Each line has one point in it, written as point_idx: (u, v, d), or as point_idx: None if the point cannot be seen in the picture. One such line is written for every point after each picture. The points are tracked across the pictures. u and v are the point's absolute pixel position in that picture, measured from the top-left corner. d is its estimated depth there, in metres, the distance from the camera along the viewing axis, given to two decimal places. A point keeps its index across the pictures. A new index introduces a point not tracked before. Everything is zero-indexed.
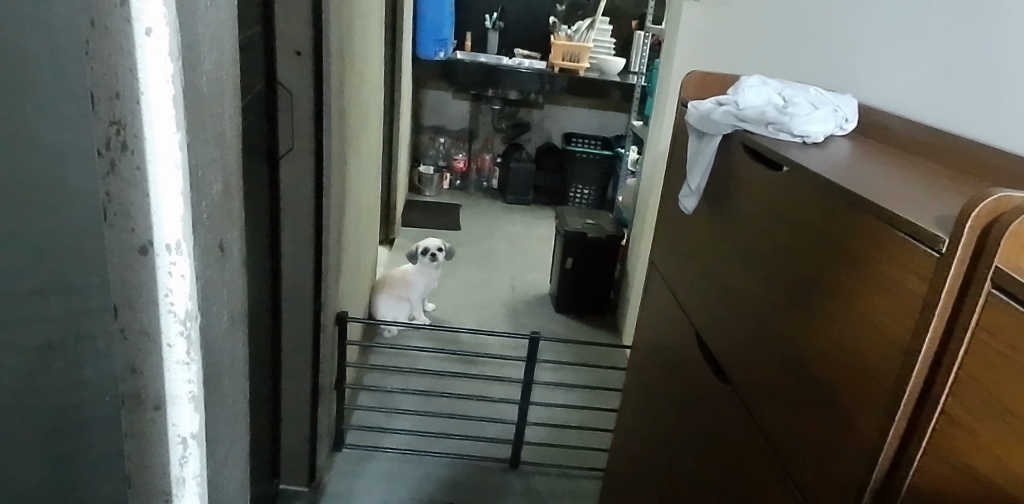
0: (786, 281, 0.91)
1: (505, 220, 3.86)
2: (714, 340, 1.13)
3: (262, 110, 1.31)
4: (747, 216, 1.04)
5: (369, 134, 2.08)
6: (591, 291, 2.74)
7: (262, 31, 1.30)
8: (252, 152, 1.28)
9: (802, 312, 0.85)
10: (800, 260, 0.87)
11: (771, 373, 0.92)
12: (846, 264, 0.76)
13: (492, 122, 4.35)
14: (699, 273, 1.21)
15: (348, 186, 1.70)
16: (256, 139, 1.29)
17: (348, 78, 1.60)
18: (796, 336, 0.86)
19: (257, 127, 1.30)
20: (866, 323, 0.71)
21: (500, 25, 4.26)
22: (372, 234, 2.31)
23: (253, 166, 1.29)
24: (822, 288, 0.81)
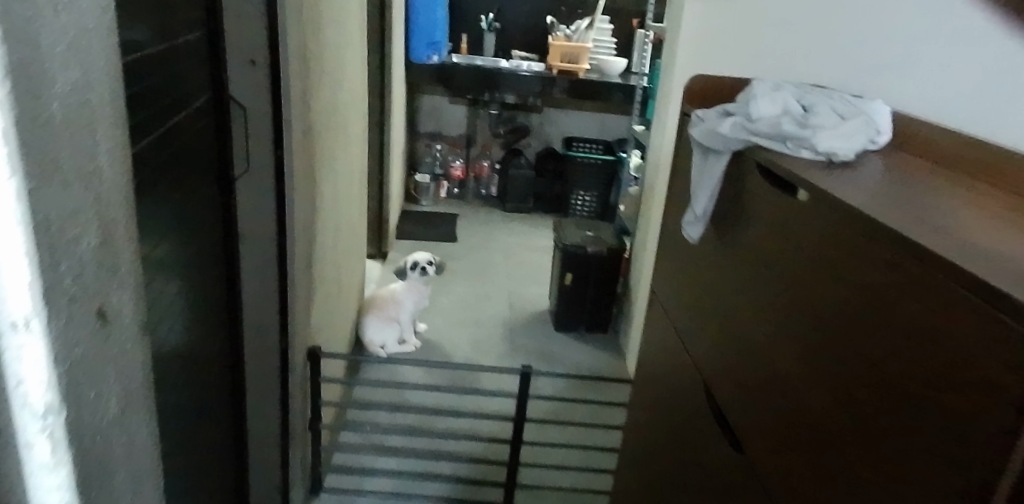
0: (799, 317, 0.77)
1: (504, 230, 3.71)
2: (721, 387, 0.98)
3: (208, 128, 1.16)
4: (759, 246, 0.89)
5: (348, 147, 1.93)
6: (593, 308, 2.59)
7: (208, 38, 1.14)
8: (194, 175, 1.12)
9: (822, 367, 0.70)
10: (813, 284, 0.74)
11: (775, 409, 0.81)
12: (871, 296, 0.62)
13: (490, 128, 4.21)
14: (705, 299, 1.06)
15: (320, 208, 1.55)
16: (199, 159, 1.14)
17: (317, 89, 1.45)
18: (814, 396, 0.71)
19: (200, 147, 1.14)
20: (887, 369, 0.58)
21: (497, 26, 4.11)
22: (356, 253, 2.17)
23: (195, 191, 1.14)
24: (842, 321, 0.67)
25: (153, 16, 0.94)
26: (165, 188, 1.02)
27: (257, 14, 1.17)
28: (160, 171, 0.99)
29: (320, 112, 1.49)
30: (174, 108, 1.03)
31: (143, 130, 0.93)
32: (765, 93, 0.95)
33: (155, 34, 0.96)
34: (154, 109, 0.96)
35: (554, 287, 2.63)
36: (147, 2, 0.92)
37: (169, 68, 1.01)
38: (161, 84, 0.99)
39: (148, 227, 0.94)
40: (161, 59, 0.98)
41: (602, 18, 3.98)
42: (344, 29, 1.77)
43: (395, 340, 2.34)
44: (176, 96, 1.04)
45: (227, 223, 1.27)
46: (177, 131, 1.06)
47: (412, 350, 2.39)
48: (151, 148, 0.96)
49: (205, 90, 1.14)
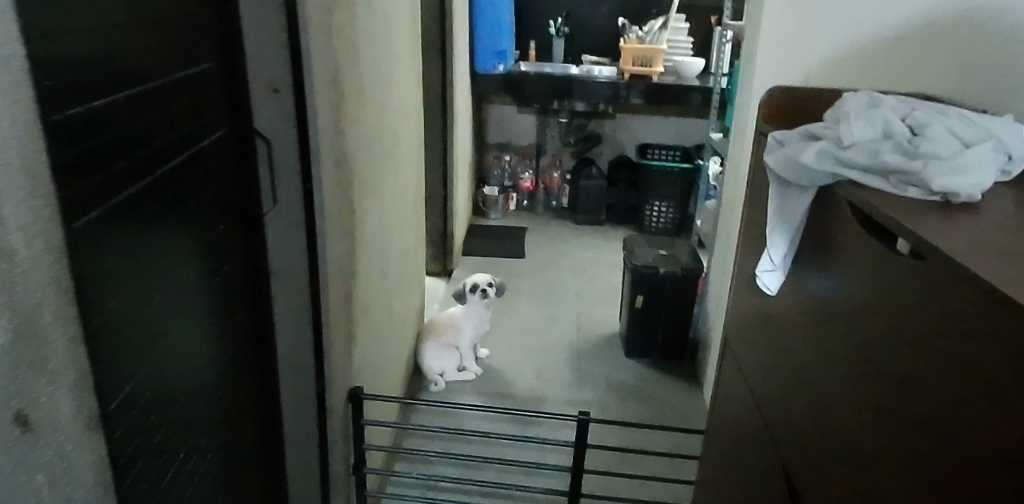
0: (849, 356, 0.72)
1: (574, 244, 3.56)
2: (778, 436, 0.91)
3: (230, 161, 1.09)
4: (821, 291, 0.79)
5: (398, 170, 1.85)
6: (666, 332, 2.39)
7: (229, 69, 1.06)
8: (214, 212, 1.05)
9: (878, 409, 0.65)
10: (864, 322, 0.69)
11: (824, 454, 0.76)
12: (926, 344, 0.58)
13: (560, 136, 4.07)
14: (786, 348, 0.90)
15: (361, 240, 1.46)
16: (221, 193, 1.07)
17: (355, 115, 1.36)
18: (872, 441, 0.66)
19: (222, 181, 1.07)
20: (940, 404, 0.56)
21: (565, 31, 3.96)
22: (411, 278, 2.08)
23: (217, 228, 1.06)
24: (892, 369, 0.63)
25: (163, 44, 0.86)
26: (179, 231, 0.94)
27: (280, 38, 1.08)
28: (175, 211, 0.92)
29: (359, 139, 1.41)
30: (190, 143, 0.95)
31: (153, 170, 0.84)
32: (860, 112, 0.77)
33: (169, 64, 0.88)
34: (168, 146, 0.88)
35: (624, 309, 2.46)
36: (156, 30, 0.84)
37: (186, 99, 0.93)
38: (176, 117, 0.91)
39: (158, 274, 0.87)
40: (176, 91, 0.90)
41: (677, 18, 3.77)
42: (389, 47, 1.68)
43: (455, 367, 2.23)
44: (194, 129, 0.96)
45: (252, 260, 1.19)
46: (196, 165, 0.98)
47: (472, 377, 2.27)
48: (164, 189, 0.88)
49: (227, 119, 1.06)
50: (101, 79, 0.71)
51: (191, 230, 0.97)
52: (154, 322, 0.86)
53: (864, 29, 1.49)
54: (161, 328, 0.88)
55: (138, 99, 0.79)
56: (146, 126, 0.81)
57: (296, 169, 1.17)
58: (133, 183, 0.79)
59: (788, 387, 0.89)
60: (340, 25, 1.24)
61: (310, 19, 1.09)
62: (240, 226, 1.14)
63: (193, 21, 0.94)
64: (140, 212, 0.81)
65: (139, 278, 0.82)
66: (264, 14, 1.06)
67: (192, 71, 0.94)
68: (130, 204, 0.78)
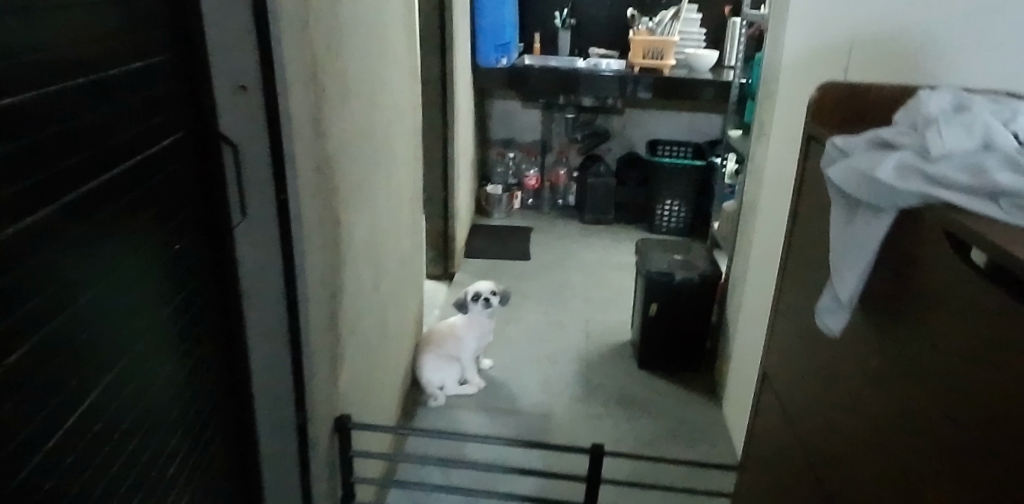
0: (912, 380, 0.63)
1: (581, 245, 3.41)
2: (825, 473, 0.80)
3: (190, 168, 0.91)
4: (895, 324, 0.66)
5: (393, 172, 1.70)
6: (681, 343, 2.24)
7: None
8: (168, 229, 0.87)
9: (945, 441, 0.56)
10: (928, 339, 0.60)
11: (874, 454, 0.68)
12: (993, 343, 0.50)
13: (566, 132, 3.91)
14: (842, 379, 0.77)
15: (349, 252, 1.31)
16: (177, 207, 0.89)
17: (339, 113, 1.21)
18: (937, 476, 0.56)
19: (179, 193, 0.89)
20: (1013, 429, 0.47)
21: (572, 22, 3.80)
22: (409, 287, 1.94)
23: (173, 249, 0.88)
24: (959, 380, 0.55)
25: (96, 25, 0.68)
26: (121, 256, 0.76)
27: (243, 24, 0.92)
28: (114, 234, 0.74)
29: (344, 139, 1.26)
30: (136, 148, 0.77)
31: (84, 185, 0.67)
32: (952, 118, 0.62)
33: (106, 53, 0.70)
34: (105, 154, 0.70)
35: (636, 316, 2.33)
36: (87, 7, 0.66)
37: (131, 94, 0.75)
38: (117, 116, 0.73)
39: (100, 304, 0.72)
40: (116, 85, 0.72)
41: (689, 8, 3.61)
42: (380, 39, 1.53)
43: (456, 380, 2.08)
44: (142, 131, 0.78)
45: (219, 283, 1.01)
46: (146, 176, 0.80)
47: (475, 391, 2.12)
48: (100, 209, 0.70)
49: (186, 118, 0.88)
50: (44, 62, 0.59)
51: (139, 252, 0.80)
52: (96, 362, 0.71)
53: (880, 29, 1.39)
54: (116, 357, 0.76)
55: (58, 95, 0.61)
56: (70, 129, 0.64)
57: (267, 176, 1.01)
58: (52, 203, 0.61)
59: (831, 385, 0.81)
60: (318, 10, 1.08)
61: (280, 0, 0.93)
62: (202, 244, 0.96)
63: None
64: (65, 240, 0.64)
65: (68, 316, 0.65)
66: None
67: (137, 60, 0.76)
68: (47, 232, 0.60)
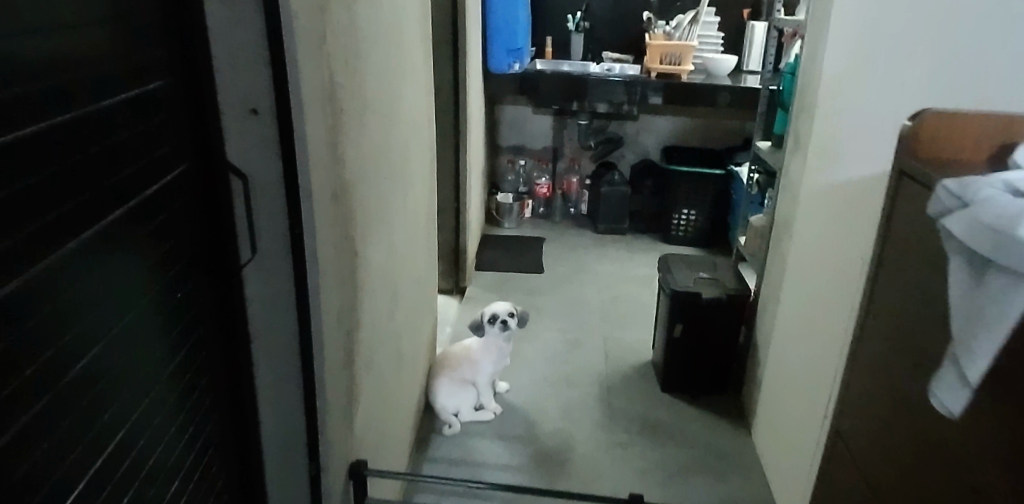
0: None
1: (595, 257, 3.32)
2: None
3: (195, 202, 0.82)
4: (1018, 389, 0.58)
5: (409, 190, 1.60)
6: (706, 365, 2.14)
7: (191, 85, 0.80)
8: (173, 271, 0.78)
9: None
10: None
11: (913, 469, 0.76)
12: None
13: (578, 139, 3.82)
14: (952, 434, 0.69)
15: (366, 283, 1.21)
16: (182, 247, 0.80)
17: (356, 134, 1.11)
18: None
19: (184, 231, 0.80)
20: None
21: (585, 26, 3.70)
22: (424, 309, 1.84)
23: (176, 292, 0.80)
24: None
25: (85, 50, 0.60)
26: (120, 308, 0.68)
27: (255, 39, 0.82)
28: (109, 285, 0.65)
29: (362, 161, 1.16)
30: (135, 185, 0.69)
31: (73, 234, 0.58)
32: None
33: (97, 81, 0.62)
34: (98, 195, 0.62)
35: (659, 336, 2.24)
36: (73, 30, 0.58)
37: (129, 126, 0.67)
38: (112, 153, 0.64)
39: (97, 364, 0.64)
40: (111, 117, 0.64)
41: (707, 11, 3.52)
42: (397, 50, 1.43)
43: (471, 406, 1.98)
44: (142, 166, 0.70)
45: (227, 325, 0.93)
46: (146, 215, 0.72)
47: (491, 417, 2.02)
48: (93, 258, 0.62)
49: (190, 148, 0.80)
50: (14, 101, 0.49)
51: (140, 300, 0.72)
52: (101, 425, 0.64)
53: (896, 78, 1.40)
54: (117, 419, 0.67)
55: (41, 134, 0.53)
56: (57, 171, 0.55)
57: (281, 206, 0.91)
58: (35, 259, 0.53)
59: (923, 424, 0.75)
60: (336, 23, 0.98)
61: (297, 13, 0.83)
62: (209, 284, 0.88)
63: (134, 16, 0.68)
64: (52, 299, 0.56)
65: (61, 385, 0.57)
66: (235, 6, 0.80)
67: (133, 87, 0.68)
68: (30, 293, 0.52)
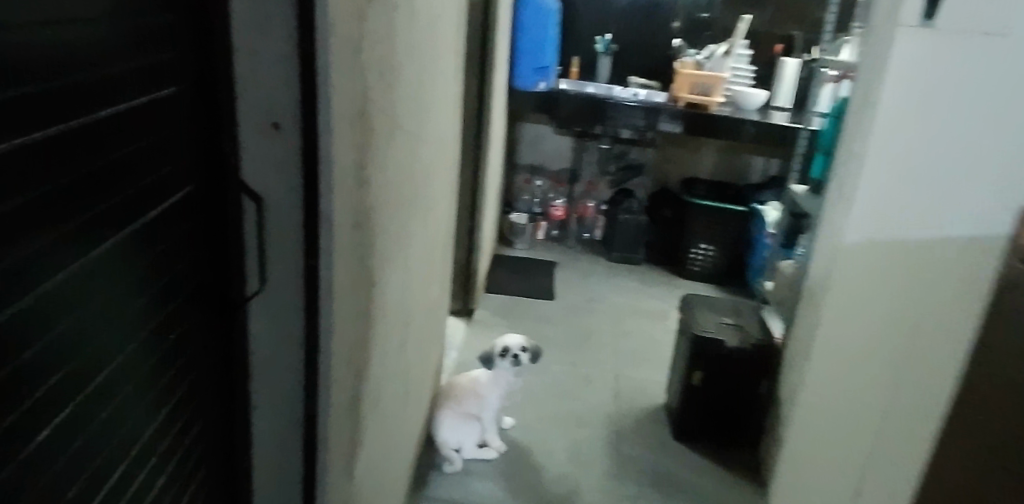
0: None
1: (608, 287, 3.26)
2: None
3: (196, 222, 0.74)
4: None
5: (430, 212, 1.51)
6: (724, 416, 2.03)
7: (203, 89, 0.70)
8: (170, 299, 0.70)
9: None
10: None
11: None
12: None
13: (599, 163, 3.78)
14: None
15: (381, 316, 1.10)
16: (182, 272, 0.72)
17: (383, 154, 1.00)
18: None
19: (184, 255, 0.72)
20: None
21: (613, 49, 3.63)
22: (433, 336, 1.75)
23: (173, 323, 0.71)
24: None
25: (90, 50, 0.51)
26: (111, 346, 0.59)
27: (283, 46, 0.72)
28: (100, 319, 0.57)
29: (389, 185, 1.06)
30: (138, 205, 0.61)
31: (64, 264, 0.50)
32: None
33: (101, 87, 0.53)
34: (94, 218, 0.54)
35: (676, 380, 2.14)
36: (77, 26, 0.49)
37: (135, 139, 0.59)
38: (114, 169, 0.56)
39: (89, 401, 0.56)
40: (114, 128, 0.55)
41: (740, 44, 3.44)
42: (431, 64, 1.34)
43: (475, 442, 1.87)
44: (146, 183, 0.62)
45: (220, 356, 0.84)
46: (149, 239, 0.64)
47: (495, 455, 1.91)
48: (84, 290, 0.53)
49: (195, 163, 0.72)
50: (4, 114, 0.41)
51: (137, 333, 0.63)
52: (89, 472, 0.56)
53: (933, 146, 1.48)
54: (108, 462, 0.60)
55: (34, 151, 0.44)
56: (49, 191, 0.47)
57: (294, 235, 0.80)
58: (17, 296, 0.44)
59: None
60: (374, 34, 0.89)
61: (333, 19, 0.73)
62: (205, 313, 0.79)
63: (150, 14, 0.59)
64: (35, 342, 0.47)
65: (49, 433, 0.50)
66: (263, 7, 0.71)
67: (142, 94, 0.60)
68: (6, 338, 0.43)
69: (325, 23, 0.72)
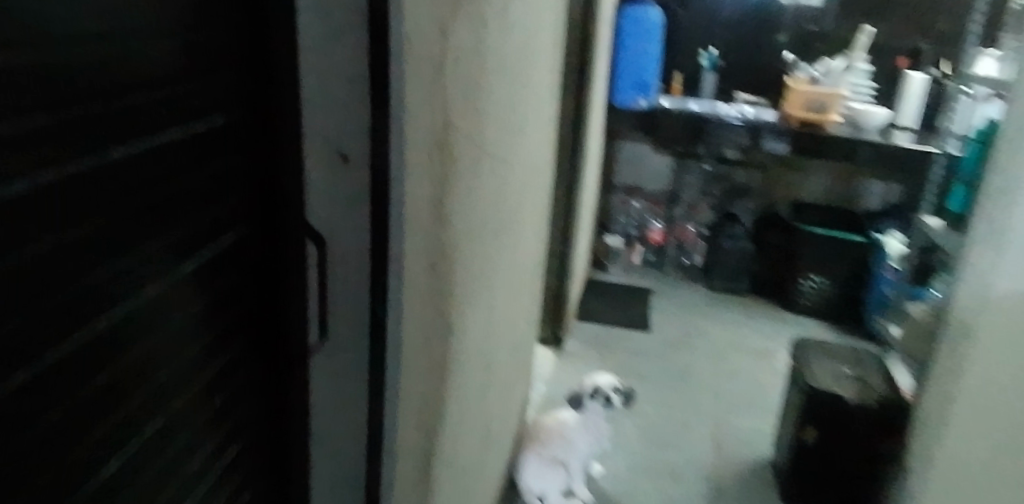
0: None
1: (709, 321, 3.08)
2: None
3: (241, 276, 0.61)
4: None
5: (517, 242, 1.39)
6: (841, 481, 1.78)
7: (253, 121, 0.58)
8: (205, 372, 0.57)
9: None
10: None
11: None
12: None
13: (700, 184, 3.57)
14: None
15: (459, 365, 1.00)
16: (221, 338, 0.59)
17: (469, 187, 0.91)
18: None
19: (224, 319, 0.59)
20: None
21: (718, 64, 3.41)
22: (517, 374, 1.63)
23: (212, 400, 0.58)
24: None
25: (114, 66, 0.39)
26: (127, 443, 0.46)
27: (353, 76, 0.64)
28: (111, 415, 0.44)
29: (472, 220, 0.95)
30: (166, 263, 0.48)
31: (65, 347, 0.37)
32: None
33: (127, 114, 0.41)
34: (108, 286, 0.41)
35: (785, 433, 1.92)
36: (102, 37, 0.37)
37: (164, 179, 0.46)
38: (136, 218, 0.43)
39: None
40: (138, 168, 0.43)
41: (859, 57, 3.17)
42: (523, 83, 1.23)
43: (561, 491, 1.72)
44: (178, 233, 0.49)
45: (265, 435, 0.70)
46: (181, 303, 0.51)
47: None
48: (90, 382, 0.41)
49: (241, 205, 0.59)
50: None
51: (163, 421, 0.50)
52: None
53: None
54: None
55: (22, 206, 0.32)
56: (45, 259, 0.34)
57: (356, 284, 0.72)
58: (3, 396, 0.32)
59: None
60: (459, 51, 0.78)
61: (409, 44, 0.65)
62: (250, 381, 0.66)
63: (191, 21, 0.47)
64: (20, 457, 0.34)
65: None
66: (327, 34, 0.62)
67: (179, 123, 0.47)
68: None
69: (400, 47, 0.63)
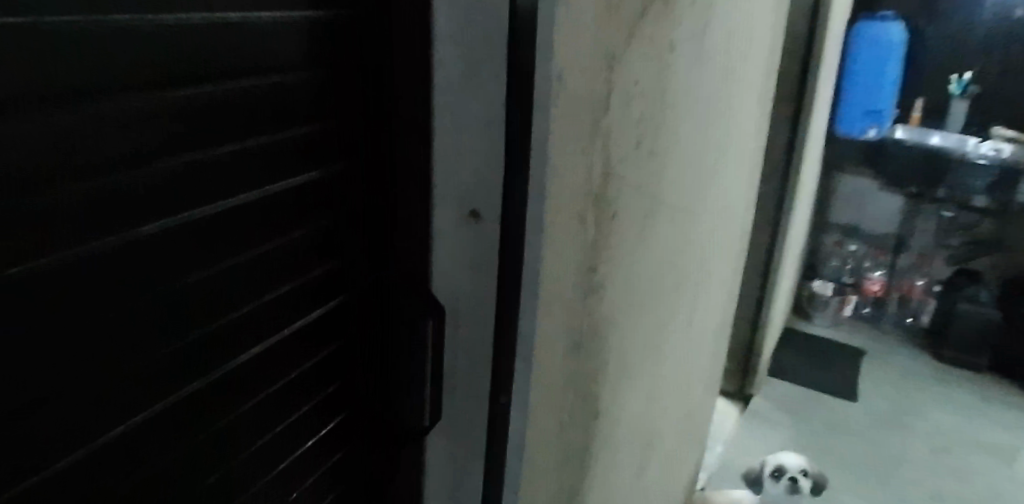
0: None
1: (936, 397, 2.60)
2: None
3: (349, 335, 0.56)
4: None
5: (700, 299, 1.21)
6: None
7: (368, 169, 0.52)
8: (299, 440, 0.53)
9: None
10: None
11: None
12: None
13: (938, 233, 3.01)
14: None
15: (607, 451, 0.85)
16: (320, 403, 0.55)
17: (634, 249, 0.75)
18: None
19: (324, 383, 0.54)
20: None
21: (976, 90, 2.83)
22: (689, 441, 1.45)
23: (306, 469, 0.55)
24: None
25: (141, 137, 0.34)
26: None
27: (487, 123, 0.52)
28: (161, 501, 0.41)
29: (641, 282, 0.81)
30: (237, 342, 0.44)
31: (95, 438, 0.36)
32: None
33: (166, 187, 0.36)
34: (139, 375, 0.37)
35: None
36: (125, 110, 0.33)
37: (236, 251, 0.42)
38: (189, 296, 0.39)
39: None
40: (191, 241, 0.39)
41: None
42: (722, 115, 1.05)
43: None
44: (256, 307, 0.45)
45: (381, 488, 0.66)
46: (261, 379, 0.47)
47: None
48: (138, 468, 0.39)
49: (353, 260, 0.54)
50: None
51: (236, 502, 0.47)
52: None
53: None
54: None
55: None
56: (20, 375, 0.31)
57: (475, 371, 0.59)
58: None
59: None
60: (633, 89, 0.64)
61: (560, 84, 0.52)
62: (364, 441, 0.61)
63: (267, 75, 0.42)
64: None
65: None
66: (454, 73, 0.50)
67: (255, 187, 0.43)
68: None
69: (547, 89, 0.51)
